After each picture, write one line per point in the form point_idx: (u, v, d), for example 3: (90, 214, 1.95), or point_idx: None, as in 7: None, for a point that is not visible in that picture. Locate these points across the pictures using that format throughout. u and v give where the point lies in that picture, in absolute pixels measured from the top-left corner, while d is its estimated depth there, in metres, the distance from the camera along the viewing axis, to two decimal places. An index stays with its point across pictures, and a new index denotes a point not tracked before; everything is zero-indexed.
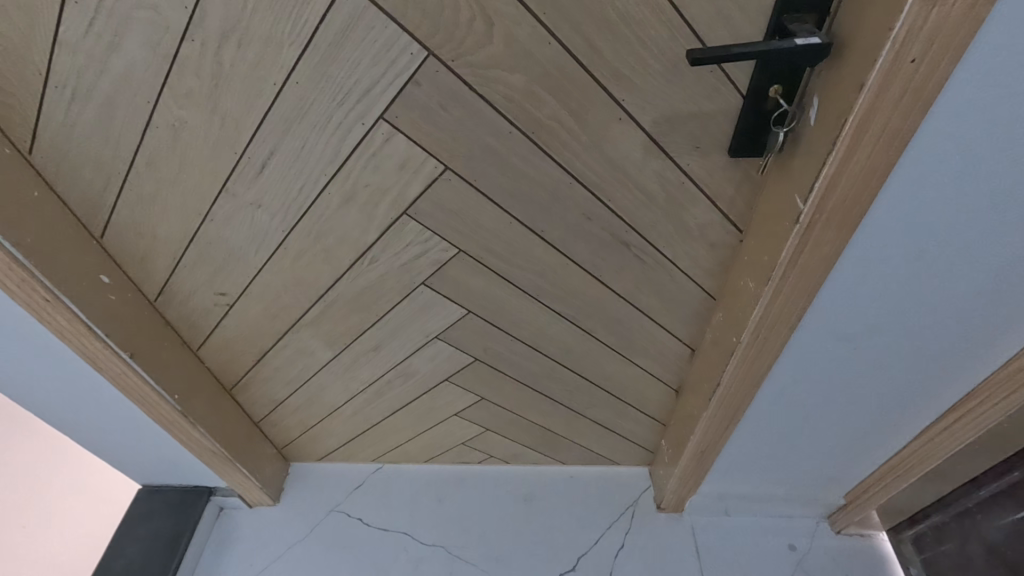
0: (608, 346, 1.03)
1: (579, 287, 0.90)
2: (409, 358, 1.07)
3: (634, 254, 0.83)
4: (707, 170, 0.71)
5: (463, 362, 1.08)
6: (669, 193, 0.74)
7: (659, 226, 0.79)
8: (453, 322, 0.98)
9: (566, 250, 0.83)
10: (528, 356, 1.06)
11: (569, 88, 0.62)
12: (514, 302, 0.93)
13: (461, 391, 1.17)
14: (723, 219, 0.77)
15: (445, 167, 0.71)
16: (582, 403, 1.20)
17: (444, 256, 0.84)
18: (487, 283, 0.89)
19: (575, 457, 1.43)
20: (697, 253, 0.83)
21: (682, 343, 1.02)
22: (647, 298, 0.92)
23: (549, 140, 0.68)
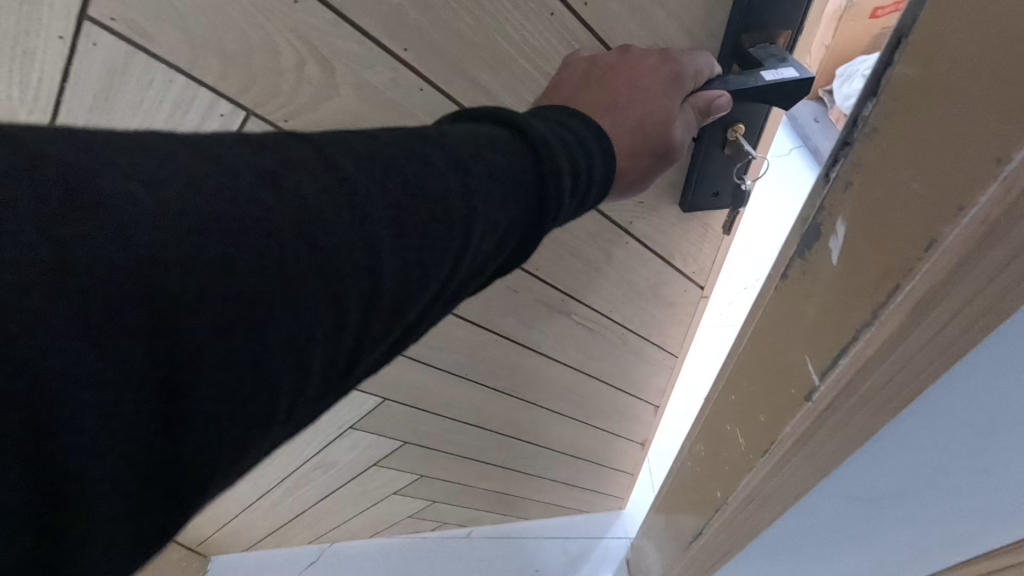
0: (560, 413, 0.87)
1: (517, 362, 0.73)
2: (325, 450, 0.88)
3: (576, 323, 0.67)
4: (657, 228, 0.55)
5: (392, 446, 0.91)
6: (611, 257, 0.58)
7: (604, 291, 0.63)
8: (369, 410, 0.80)
9: (494, 325, 0.66)
10: (469, 432, 0.90)
11: None
12: (439, 386, 0.76)
13: (396, 472, 1.00)
14: (681, 276, 0.62)
15: None
16: (542, 466, 1.04)
17: None
18: (402, 370, 0.71)
19: (541, 514, 1.27)
20: (652, 314, 0.68)
21: (644, 400, 0.88)
22: (600, 364, 0.76)
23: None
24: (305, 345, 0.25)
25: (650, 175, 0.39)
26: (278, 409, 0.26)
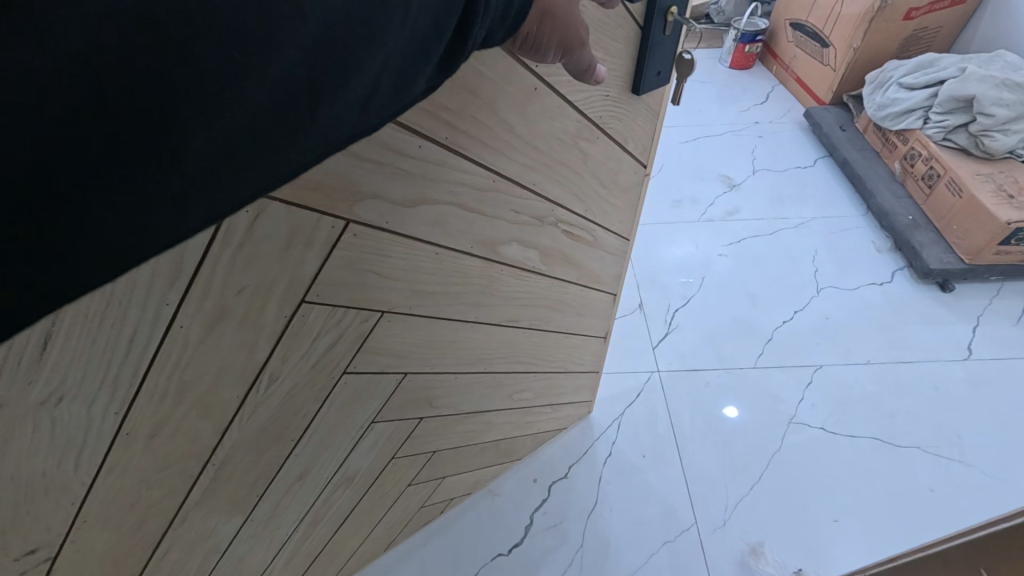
0: (551, 330, 0.96)
1: (520, 288, 0.78)
2: (347, 460, 0.83)
3: (563, 231, 0.75)
4: (617, 118, 0.66)
5: (409, 428, 0.89)
6: (589, 154, 0.67)
7: (583, 190, 0.72)
8: (391, 393, 0.78)
9: (502, 255, 0.70)
10: (474, 384, 0.92)
11: (478, 68, 0.49)
12: (455, 340, 0.78)
13: (411, 459, 0.98)
14: (632, 159, 0.75)
15: (347, 221, 0.51)
16: (534, 393, 1.12)
17: (364, 327, 0.64)
18: (423, 335, 0.72)
19: (533, 445, 1.33)
20: (614, 204, 0.80)
21: (607, 291, 1.00)
22: (579, 265, 0.85)
23: (468, 139, 0.54)
24: (262, 82, 0.26)
25: (560, 33, 0.40)
26: (246, 130, 0.26)
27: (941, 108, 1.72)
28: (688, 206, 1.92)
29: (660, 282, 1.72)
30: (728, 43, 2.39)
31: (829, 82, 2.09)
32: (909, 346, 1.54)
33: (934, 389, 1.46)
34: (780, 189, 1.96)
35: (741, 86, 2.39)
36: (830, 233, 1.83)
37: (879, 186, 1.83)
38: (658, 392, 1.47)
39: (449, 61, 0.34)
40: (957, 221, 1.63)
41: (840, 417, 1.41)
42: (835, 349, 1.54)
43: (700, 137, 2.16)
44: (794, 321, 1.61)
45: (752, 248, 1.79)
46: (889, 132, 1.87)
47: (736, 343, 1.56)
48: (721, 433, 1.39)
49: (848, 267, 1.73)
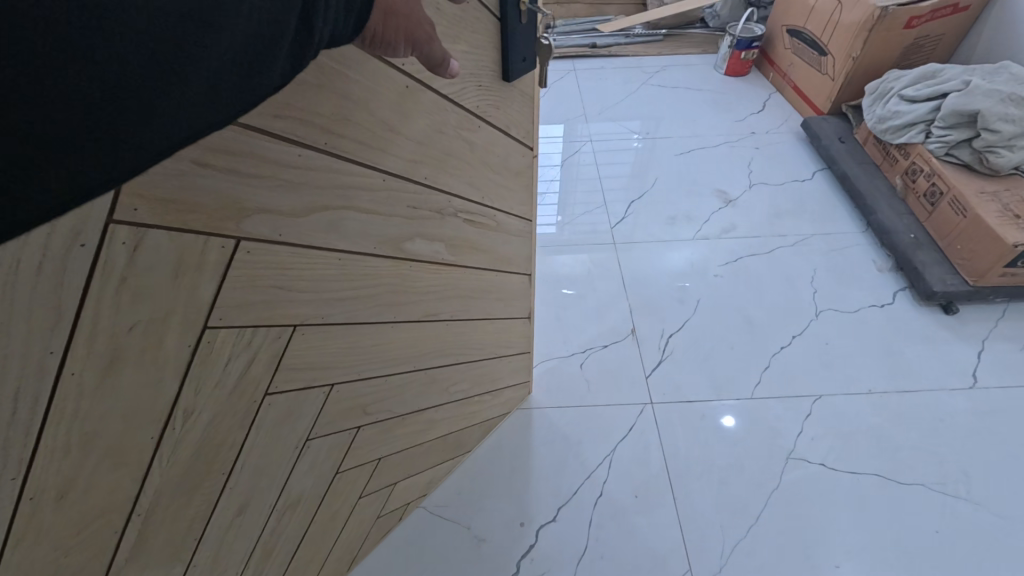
0: (475, 318, 0.99)
1: (435, 281, 0.81)
2: (289, 482, 0.82)
3: (465, 220, 0.78)
4: (494, 105, 0.70)
5: (347, 439, 0.88)
6: (473, 142, 0.71)
7: (476, 177, 0.75)
8: (322, 407, 0.77)
9: (408, 251, 0.72)
10: (408, 383, 0.93)
11: (346, 72, 0.50)
12: (379, 341, 0.78)
13: (357, 470, 0.97)
14: (517, 142, 0.80)
15: (237, 238, 0.51)
16: (470, 384, 1.14)
17: (278, 344, 0.63)
18: (343, 342, 0.72)
19: (478, 434, 1.35)
20: (510, 186, 0.84)
21: (521, 272, 1.05)
22: (489, 251, 0.89)
23: (349, 142, 0.55)
24: (86, 73, 0.25)
25: (405, 27, 0.43)
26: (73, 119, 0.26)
27: (944, 122, 1.73)
28: (683, 223, 1.94)
29: (652, 304, 1.71)
30: (725, 49, 2.55)
31: (827, 90, 2.16)
32: (915, 375, 1.52)
33: (938, 421, 1.42)
34: (776, 204, 2.00)
35: (738, 95, 2.50)
36: (829, 250, 1.85)
37: (880, 202, 1.84)
38: (651, 429, 1.42)
39: (298, 61, 0.35)
40: (960, 241, 1.62)
41: (841, 453, 1.37)
42: (834, 378, 1.51)
43: (696, 149, 2.23)
44: (792, 345, 1.59)
45: (749, 267, 1.80)
46: (889, 145, 1.89)
47: (736, 371, 1.54)
48: (718, 479, 1.32)
49: (848, 287, 1.74)
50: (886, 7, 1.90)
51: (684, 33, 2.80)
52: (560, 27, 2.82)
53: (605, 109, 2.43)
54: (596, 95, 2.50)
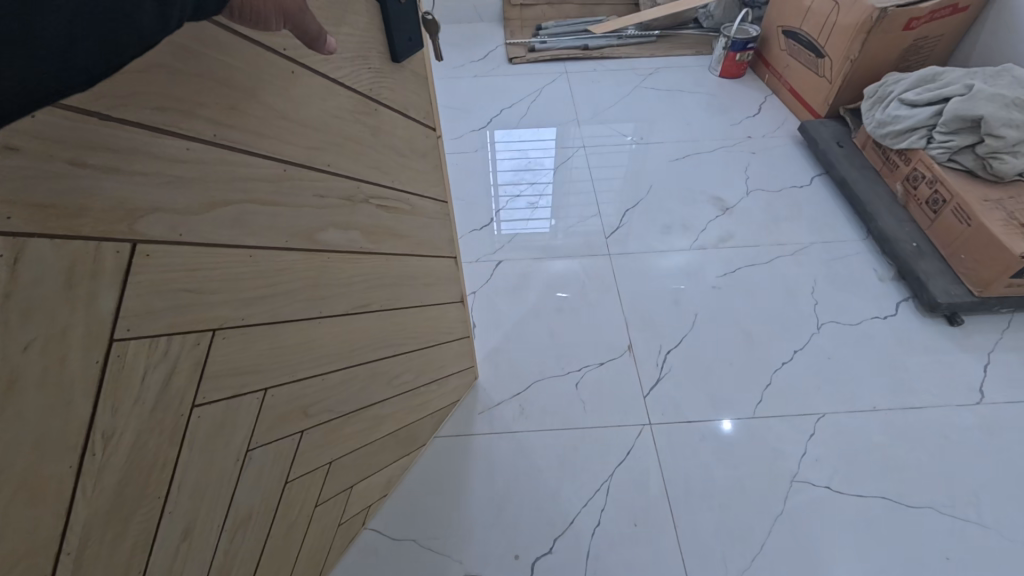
0: (407, 307, 1.00)
1: (357, 271, 0.81)
2: (235, 498, 0.79)
3: (377, 206, 0.79)
4: (386, 87, 0.71)
5: (292, 445, 0.86)
6: (372, 127, 0.72)
7: (381, 161, 0.77)
8: (257, 414, 0.75)
9: (323, 243, 0.72)
10: (347, 381, 0.93)
11: (226, 59, 0.50)
12: (309, 339, 0.78)
13: (309, 476, 0.95)
14: (416, 123, 0.82)
15: (131, 241, 0.48)
16: (414, 372, 1.15)
17: (197, 351, 0.61)
18: (269, 341, 0.71)
19: (430, 426, 1.36)
20: (416, 168, 0.86)
21: (445, 255, 1.07)
22: (407, 236, 0.91)
23: (240, 133, 0.54)
24: None
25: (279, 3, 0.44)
26: None
27: (946, 128, 1.70)
28: (680, 232, 1.90)
29: (650, 318, 1.66)
30: (719, 51, 2.52)
31: (824, 92, 2.16)
32: (915, 391, 1.47)
33: (942, 438, 1.39)
34: (775, 209, 1.98)
35: (732, 97, 2.47)
36: (828, 260, 1.81)
37: (881, 209, 1.81)
38: (650, 449, 1.38)
39: (167, 23, 0.35)
40: (964, 251, 1.59)
41: (844, 474, 1.33)
42: (839, 394, 1.47)
43: (689, 154, 2.19)
44: (795, 361, 1.55)
45: (746, 278, 1.76)
46: (889, 150, 1.88)
47: (737, 392, 1.48)
48: (716, 501, 1.29)
49: (849, 296, 1.70)
50: (886, 8, 1.87)
51: (677, 32, 2.79)
52: (549, 29, 2.79)
53: (598, 110, 2.41)
54: (587, 97, 2.48)
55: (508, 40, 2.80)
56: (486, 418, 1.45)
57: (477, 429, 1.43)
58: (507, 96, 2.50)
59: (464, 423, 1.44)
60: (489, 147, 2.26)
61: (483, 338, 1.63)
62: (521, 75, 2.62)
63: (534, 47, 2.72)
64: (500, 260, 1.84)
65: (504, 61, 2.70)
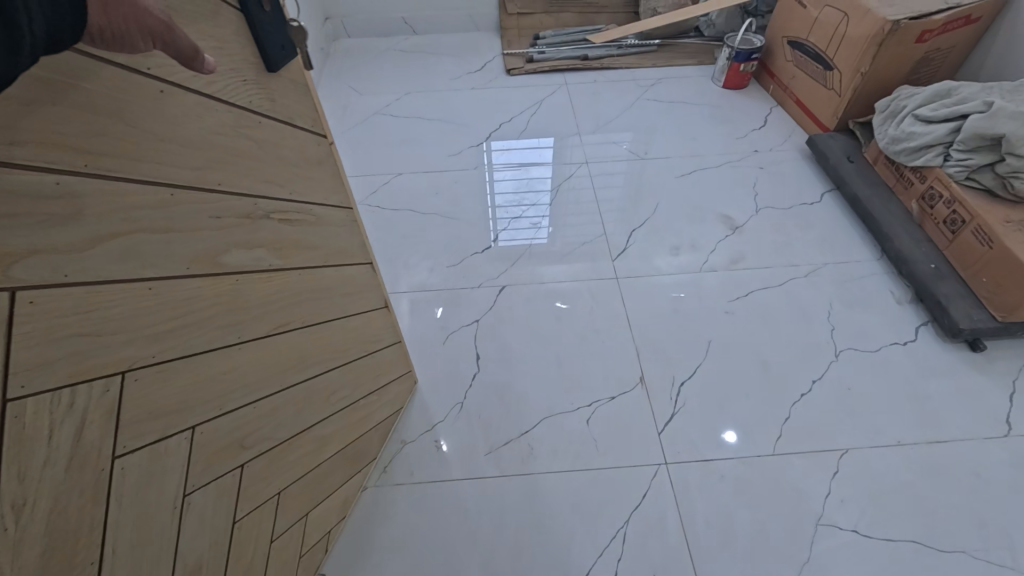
0: (332, 318, 0.90)
1: (269, 290, 0.73)
2: (180, 548, 0.67)
3: (280, 221, 0.72)
4: (269, 100, 0.65)
5: (233, 481, 0.75)
6: (260, 140, 0.65)
7: (277, 174, 0.70)
8: (189, 454, 0.65)
9: (228, 266, 0.64)
10: (280, 405, 0.82)
11: (92, 82, 0.43)
12: (231, 369, 0.69)
13: (254, 511, 0.82)
14: (309, 132, 0.75)
15: (10, 290, 0.41)
16: (352, 387, 1.00)
17: (107, 398, 0.52)
18: (188, 373, 0.62)
19: (376, 436, 1.13)
20: (317, 181, 0.79)
21: (359, 261, 0.96)
22: (318, 248, 0.83)
23: (119, 161, 0.48)
24: None
25: (141, 20, 0.39)
26: None
27: (965, 145, 1.33)
28: (687, 252, 1.50)
29: (663, 348, 1.30)
30: (721, 60, 2.01)
31: (832, 105, 1.71)
32: (943, 422, 1.17)
33: (972, 474, 1.10)
34: (786, 228, 1.56)
35: (737, 108, 1.98)
36: (843, 281, 1.43)
37: (895, 226, 1.44)
38: (667, 493, 1.08)
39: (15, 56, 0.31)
40: (987, 274, 1.27)
41: (875, 516, 1.05)
42: (860, 426, 1.17)
43: (696, 170, 1.74)
44: (815, 395, 1.22)
45: (761, 302, 1.38)
46: (902, 166, 1.48)
47: (754, 426, 1.17)
48: (740, 552, 1.01)
49: (868, 323, 1.34)
50: (899, 19, 1.45)
51: (673, 43, 2.26)
52: (548, 39, 2.26)
53: (602, 122, 1.95)
54: (589, 108, 2.00)
55: (503, 51, 2.27)
56: (494, 458, 1.13)
57: (484, 472, 1.12)
58: (502, 108, 2.01)
59: (455, 462, 1.13)
60: (487, 165, 1.79)
61: (475, 385, 1.24)
62: (520, 88, 2.10)
63: (532, 57, 2.19)
64: (504, 285, 1.44)
65: (500, 72, 2.18)
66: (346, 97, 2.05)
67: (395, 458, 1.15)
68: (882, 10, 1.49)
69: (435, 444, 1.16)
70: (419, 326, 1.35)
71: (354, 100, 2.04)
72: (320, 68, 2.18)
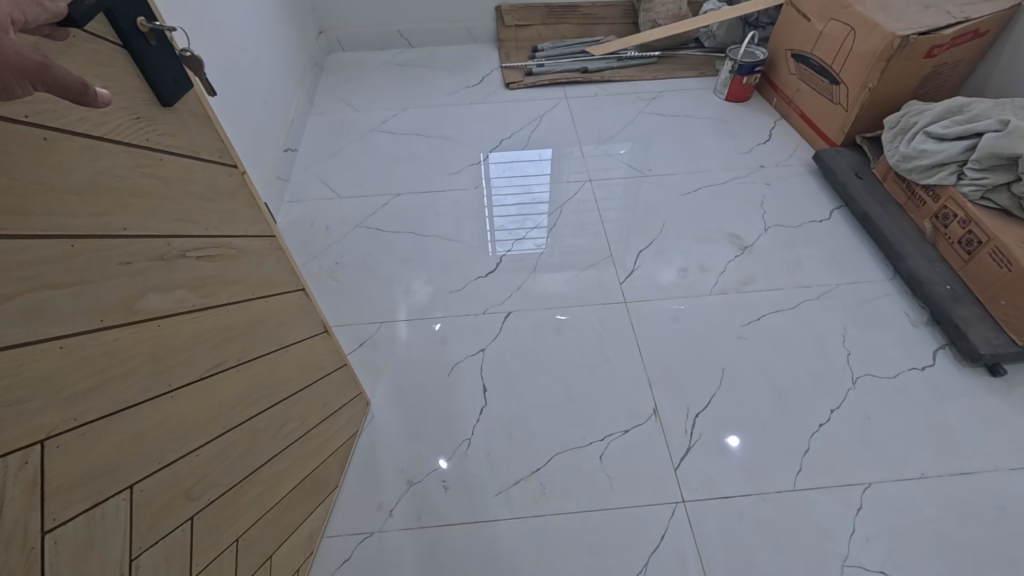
0: (267, 353, 0.82)
1: (195, 334, 0.65)
2: None
3: (198, 259, 0.64)
4: (167, 135, 0.58)
5: (185, 535, 0.67)
6: (164, 178, 0.58)
7: (189, 211, 0.62)
8: (128, 517, 0.57)
9: (147, 312, 0.57)
10: (225, 448, 0.74)
11: None
12: (164, 419, 0.61)
13: (213, 560, 0.74)
14: (218, 163, 0.67)
15: None
16: (299, 419, 0.93)
17: (28, 470, 0.45)
18: (114, 429, 0.54)
19: (335, 465, 1.07)
20: (238, 215, 0.72)
21: (288, 289, 0.86)
22: (242, 282, 0.74)
23: (5, 215, 0.42)
24: None
25: (15, 64, 0.34)
26: None
27: (979, 164, 1.28)
28: (697, 274, 1.44)
29: (675, 376, 1.23)
30: (724, 73, 1.97)
31: (838, 120, 1.66)
32: (966, 453, 1.10)
33: (999, 510, 1.03)
34: (796, 246, 1.50)
35: (745, 123, 1.92)
36: (857, 302, 1.36)
37: (909, 246, 1.38)
38: (686, 535, 1.01)
39: None
40: (1006, 296, 1.20)
41: (904, 558, 0.98)
42: (882, 458, 1.10)
43: (703, 187, 1.69)
44: (834, 425, 1.15)
45: (775, 325, 1.32)
46: (914, 184, 1.43)
47: (773, 460, 1.10)
48: None
49: (885, 346, 1.28)
50: (909, 34, 1.40)
51: (674, 55, 2.21)
52: (547, 51, 2.21)
53: (605, 135, 1.90)
54: (590, 122, 1.95)
55: (502, 64, 2.23)
56: (505, 499, 1.06)
57: (493, 514, 1.05)
58: (502, 123, 1.97)
59: (466, 502, 1.06)
60: (488, 181, 1.74)
61: (482, 420, 1.18)
62: (520, 103, 2.05)
63: (532, 70, 2.14)
64: (509, 311, 1.38)
65: (499, 86, 2.13)
66: (342, 114, 2.01)
67: (403, 500, 1.07)
68: (889, 25, 1.44)
69: (443, 484, 1.09)
70: (417, 345, 1.31)
71: (350, 117, 2.00)
72: (316, 86, 2.14)
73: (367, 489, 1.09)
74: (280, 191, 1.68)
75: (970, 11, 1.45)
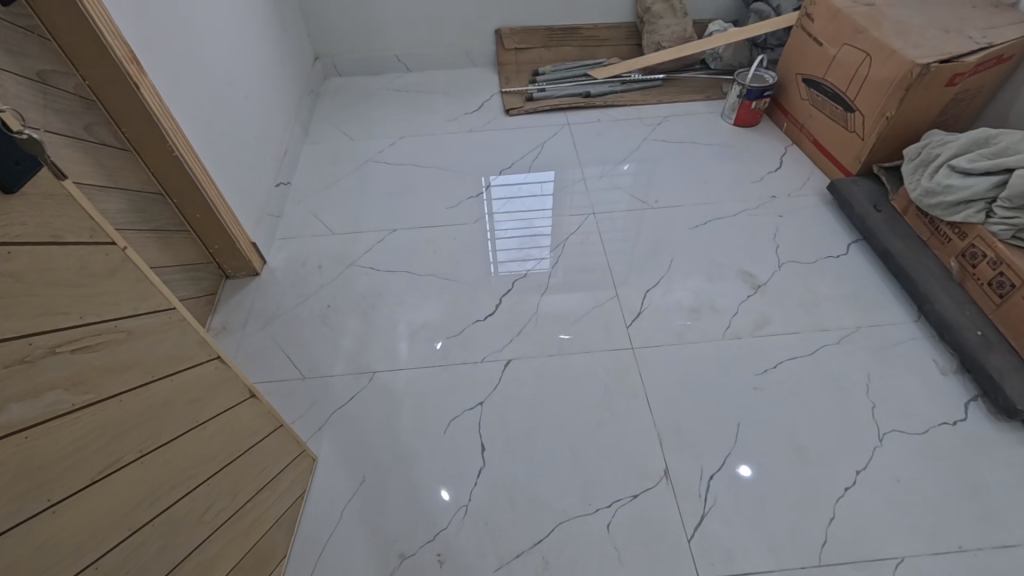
0: (182, 435, 0.71)
1: (77, 436, 0.55)
2: None
3: (73, 352, 0.54)
4: (17, 224, 0.48)
5: None
6: (20, 274, 0.48)
7: (57, 303, 0.52)
8: None
9: (11, 426, 0.48)
10: (137, 548, 0.64)
11: None
12: (44, 542, 0.51)
13: None
14: (96, 245, 0.57)
15: None
16: (229, 496, 0.82)
17: None
18: None
19: (281, 533, 0.99)
20: (132, 297, 0.61)
21: (201, 361, 0.74)
22: (138, 363, 0.63)
23: None
24: None
25: None
26: None
27: (1012, 201, 1.19)
28: (708, 316, 1.36)
29: (688, 431, 1.15)
30: (732, 98, 1.90)
31: (854, 148, 1.58)
32: (1007, 521, 1.01)
33: None
34: (812, 285, 1.42)
35: (754, 149, 1.84)
36: (879, 347, 1.28)
37: (933, 285, 1.30)
38: None
39: None
40: None
41: None
42: (914, 527, 1.01)
43: (712, 219, 1.61)
44: (859, 489, 1.06)
45: (793, 374, 1.24)
46: (938, 220, 1.35)
47: (795, 530, 1.01)
48: None
49: (912, 398, 1.19)
50: (929, 62, 1.32)
51: (678, 77, 2.14)
52: (547, 75, 2.16)
53: (608, 163, 1.83)
54: (593, 149, 1.89)
55: (501, 90, 2.17)
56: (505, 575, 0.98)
57: None
58: (502, 152, 1.90)
59: None
60: (487, 214, 1.68)
61: (480, 484, 1.10)
62: (520, 130, 1.99)
63: (532, 95, 2.08)
64: (509, 358, 1.30)
65: (499, 112, 2.07)
66: (337, 143, 1.95)
67: None
68: (908, 51, 1.37)
69: (438, 558, 1.01)
70: (418, 380, 1.27)
71: (345, 146, 1.94)
72: (312, 114, 2.09)
73: (335, 562, 1.00)
74: (272, 228, 1.61)
75: (992, 37, 1.37)
